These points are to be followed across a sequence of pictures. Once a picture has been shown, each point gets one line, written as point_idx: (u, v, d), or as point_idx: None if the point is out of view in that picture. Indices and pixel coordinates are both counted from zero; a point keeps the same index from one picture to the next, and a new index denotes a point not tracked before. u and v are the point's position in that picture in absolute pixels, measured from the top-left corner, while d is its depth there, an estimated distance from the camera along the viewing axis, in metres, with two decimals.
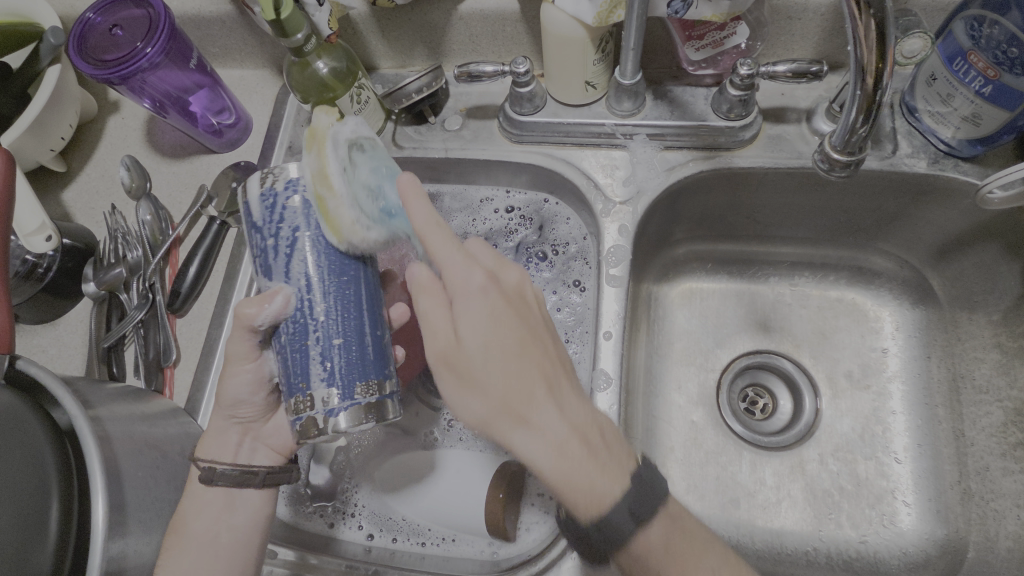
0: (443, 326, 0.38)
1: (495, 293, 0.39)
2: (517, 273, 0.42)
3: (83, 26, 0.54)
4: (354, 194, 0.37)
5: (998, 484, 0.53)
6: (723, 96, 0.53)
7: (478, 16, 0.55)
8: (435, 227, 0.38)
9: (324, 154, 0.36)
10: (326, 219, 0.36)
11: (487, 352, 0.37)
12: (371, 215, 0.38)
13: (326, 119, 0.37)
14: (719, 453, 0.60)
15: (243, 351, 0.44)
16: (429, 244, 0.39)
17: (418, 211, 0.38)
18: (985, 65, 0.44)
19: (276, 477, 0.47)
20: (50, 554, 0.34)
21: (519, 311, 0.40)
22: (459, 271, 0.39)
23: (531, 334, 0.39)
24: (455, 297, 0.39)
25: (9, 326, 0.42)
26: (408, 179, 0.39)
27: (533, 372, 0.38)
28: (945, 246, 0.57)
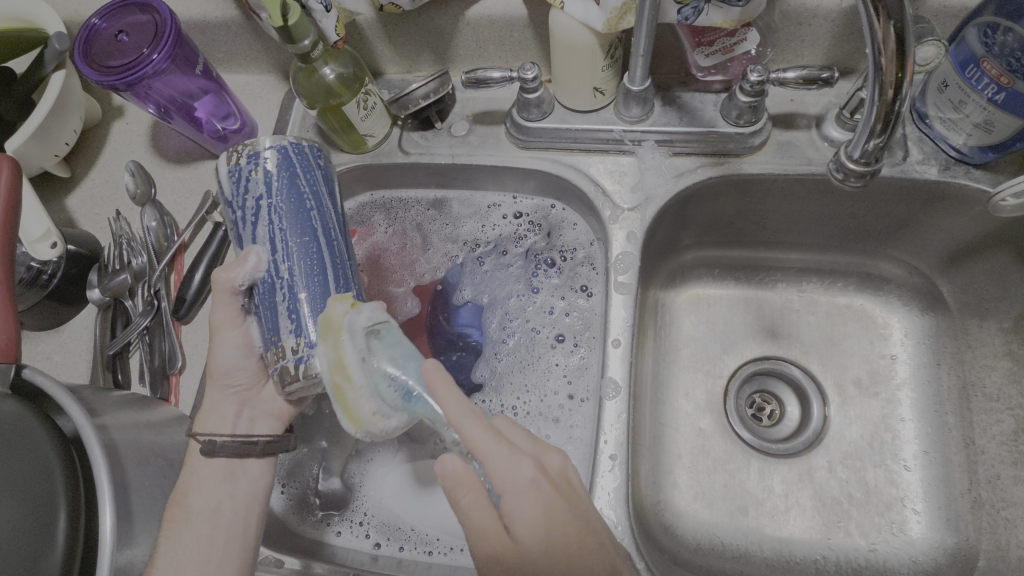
0: (496, 538, 0.36)
1: (550, 489, 0.37)
2: (558, 454, 0.40)
3: (88, 31, 0.54)
4: (372, 384, 0.37)
5: (1009, 492, 0.52)
6: (732, 103, 0.53)
7: (485, 21, 0.55)
8: (473, 423, 0.36)
9: (341, 345, 0.37)
10: (344, 409, 0.37)
11: (532, 487, 0.37)
12: (393, 406, 0.38)
13: (340, 310, 0.39)
14: (727, 461, 0.59)
15: (229, 316, 0.44)
16: (474, 443, 0.36)
17: (449, 400, 0.36)
18: (998, 72, 0.44)
19: (276, 445, 0.46)
20: (59, 565, 0.34)
21: (568, 498, 0.38)
22: (510, 467, 0.37)
23: (583, 527, 0.38)
24: (496, 452, 0.36)
25: (16, 335, 0.41)
26: (434, 368, 0.37)
27: (596, 554, 0.38)
28: (955, 253, 0.57)
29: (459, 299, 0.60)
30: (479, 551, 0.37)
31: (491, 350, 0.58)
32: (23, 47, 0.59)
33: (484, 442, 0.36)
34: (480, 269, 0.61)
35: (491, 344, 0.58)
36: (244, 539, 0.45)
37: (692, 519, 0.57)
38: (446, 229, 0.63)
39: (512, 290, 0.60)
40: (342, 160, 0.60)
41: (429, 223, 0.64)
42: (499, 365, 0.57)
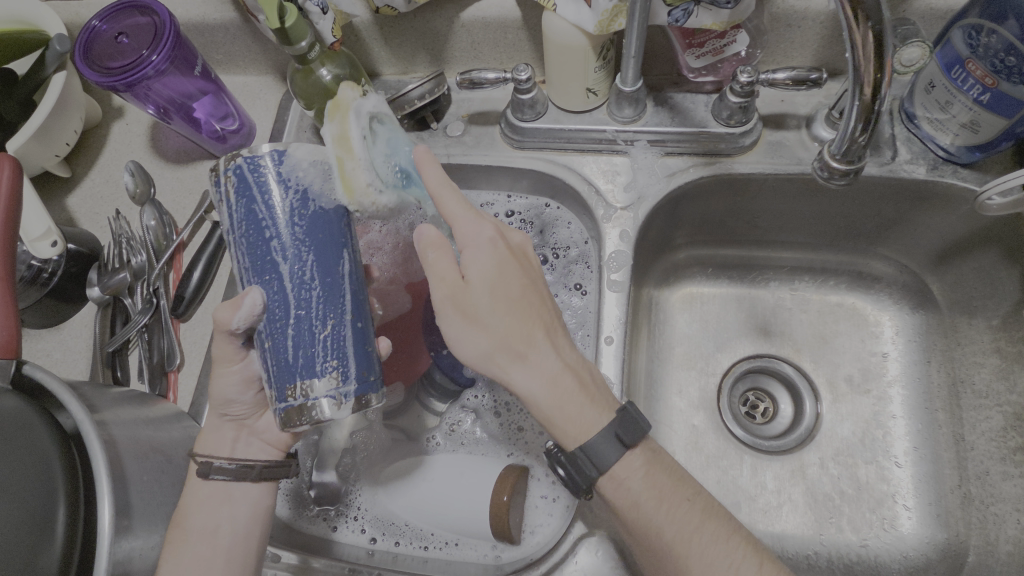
0: (449, 279, 0.41)
1: (503, 248, 0.43)
2: (521, 237, 0.46)
3: (88, 33, 0.55)
4: (371, 160, 0.37)
5: (997, 488, 0.52)
6: (722, 104, 0.54)
7: (480, 23, 0.56)
8: (448, 190, 0.42)
9: (346, 121, 0.37)
10: (342, 175, 0.37)
11: (493, 254, 0.42)
12: (386, 181, 0.39)
13: (351, 92, 0.38)
14: (720, 457, 0.60)
15: (230, 352, 0.45)
16: (443, 204, 0.42)
17: (431, 173, 0.42)
18: (983, 73, 0.45)
19: (273, 471, 0.46)
20: (56, 560, 0.34)
21: (522, 264, 0.44)
22: (472, 225, 0.43)
23: (532, 284, 0.43)
24: (463, 215, 0.43)
25: (16, 331, 0.42)
26: (424, 150, 0.43)
27: (534, 310, 0.42)
28: (944, 251, 0.57)
29: None
30: (438, 292, 0.41)
31: None
32: (28, 49, 0.61)
33: (453, 205, 0.42)
34: None
35: None
36: (246, 554, 0.45)
37: None
38: None
39: None
40: None
41: None
42: None
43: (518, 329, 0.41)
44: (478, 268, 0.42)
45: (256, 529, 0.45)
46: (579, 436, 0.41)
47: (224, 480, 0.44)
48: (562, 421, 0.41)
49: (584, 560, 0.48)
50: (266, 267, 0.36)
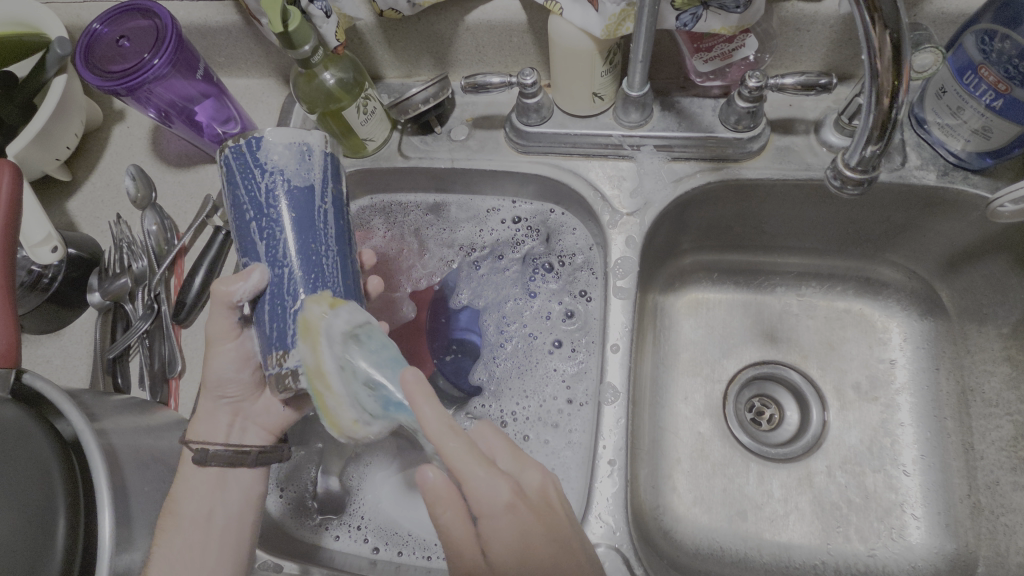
0: (471, 553, 0.37)
1: (524, 509, 0.37)
2: (538, 471, 0.39)
3: (90, 37, 0.54)
4: (350, 392, 0.38)
5: (1008, 498, 0.52)
6: (731, 108, 0.53)
7: (485, 26, 0.55)
8: (446, 431, 0.36)
9: (321, 352, 0.38)
10: (326, 413, 0.38)
11: (504, 500, 0.36)
12: (371, 412, 0.38)
13: (317, 313, 0.38)
14: (726, 465, 0.59)
15: (225, 328, 0.45)
16: (448, 458, 0.36)
17: (425, 411, 0.36)
18: (996, 79, 0.44)
19: (269, 456, 0.45)
20: (56, 573, 0.33)
21: (543, 515, 0.38)
22: (486, 485, 0.36)
23: (552, 522, 0.38)
24: (474, 476, 0.36)
25: (16, 340, 0.41)
26: (413, 378, 0.37)
27: (565, 570, 0.37)
28: (954, 258, 0.57)
29: (457, 302, 0.61)
30: (456, 562, 0.38)
31: (489, 354, 0.58)
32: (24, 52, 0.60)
33: (458, 453, 0.36)
34: (476, 273, 0.61)
35: (489, 347, 0.58)
36: (238, 545, 0.45)
37: (691, 523, 0.57)
38: (444, 234, 0.63)
39: (509, 294, 0.60)
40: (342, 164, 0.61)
41: (427, 228, 0.64)
42: (498, 369, 0.57)
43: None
44: (495, 534, 0.36)
45: (248, 512, 0.46)
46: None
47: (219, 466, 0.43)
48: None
49: None
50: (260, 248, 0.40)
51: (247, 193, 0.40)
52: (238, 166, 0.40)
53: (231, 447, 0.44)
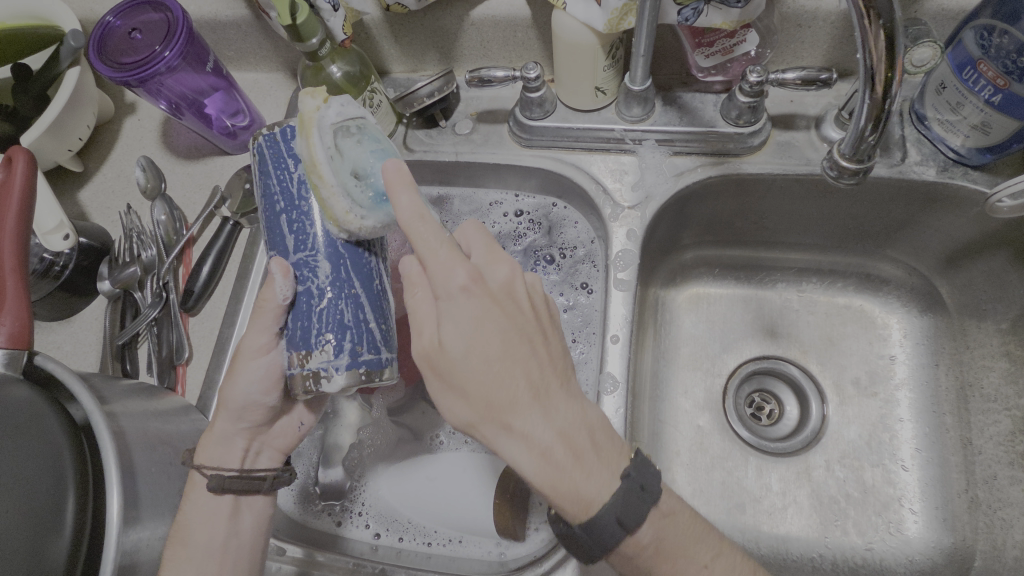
0: (429, 332, 0.38)
1: (482, 293, 0.38)
2: (509, 266, 0.40)
3: (103, 29, 0.55)
4: (340, 176, 0.38)
5: (1005, 493, 0.52)
6: (732, 103, 0.53)
7: (490, 21, 0.56)
8: (416, 220, 0.38)
9: (312, 144, 0.38)
10: (325, 210, 0.39)
11: (460, 282, 0.37)
12: (363, 203, 0.38)
13: (311, 104, 0.38)
14: (725, 458, 0.60)
15: (258, 345, 0.44)
16: (415, 239, 0.38)
17: (402, 199, 0.37)
18: (994, 74, 0.45)
19: (285, 481, 0.48)
20: (65, 554, 0.34)
21: (505, 308, 0.38)
22: (444, 267, 0.38)
23: (520, 331, 0.37)
24: (431, 254, 0.38)
25: (28, 323, 0.42)
26: (394, 166, 0.37)
27: (518, 362, 0.36)
28: (954, 254, 0.57)
29: None
30: (418, 338, 0.38)
31: None
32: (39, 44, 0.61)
33: (409, 208, 0.37)
34: None
35: None
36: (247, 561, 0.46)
37: None
38: (447, 226, 0.64)
39: None
40: None
41: None
42: None
43: (498, 398, 0.36)
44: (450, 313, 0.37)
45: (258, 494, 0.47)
46: (586, 503, 0.36)
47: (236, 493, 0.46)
48: (562, 490, 0.35)
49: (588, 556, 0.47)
50: (289, 241, 0.40)
51: (279, 182, 0.40)
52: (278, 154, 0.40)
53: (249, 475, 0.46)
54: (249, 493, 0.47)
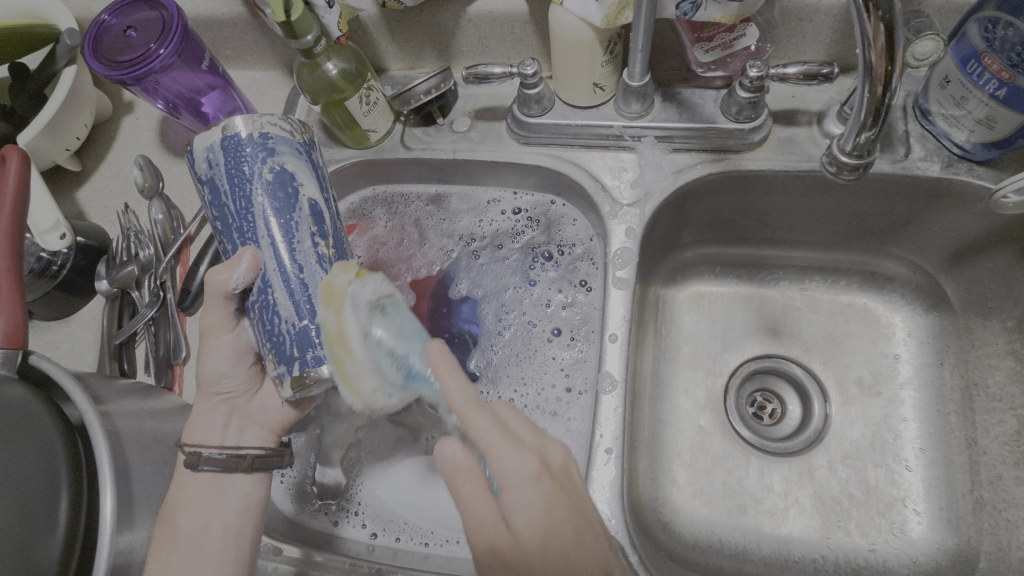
0: (492, 523, 0.35)
1: (549, 482, 0.36)
2: (562, 447, 0.39)
3: (98, 28, 0.55)
4: (372, 360, 0.38)
5: (1011, 493, 0.51)
6: (731, 99, 0.53)
7: (487, 17, 0.56)
8: (474, 405, 0.36)
9: (346, 319, 0.38)
10: (346, 381, 0.38)
11: (532, 470, 0.35)
12: (393, 383, 0.38)
13: (344, 278, 0.40)
14: (726, 459, 0.59)
15: (220, 321, 0.45)
16: (474, 429, 0.35)
17: (449, 381, 0.36)
18: (999, 67, 0.44)
19: (268, 459, 0.47)
20: (56, 556, 0.34)
21: (571, 493, 0.37)
22: (515, 459, 0.35)
23: (585, 519, 0.37)
24: (497, 444, 0.35)
25: (21, 322, 0.42)
26: (438, 349, 0.37)
27: (587, 546, 0.36)
28: (959, 251, 0.56)
29: (457, 293, 0.61)
30: (477, 545, 0.35)
31: (489, 342, 0.58)
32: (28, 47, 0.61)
33: (485, 428, 0.35)
34: (476, 263, 0.62)
35: (488, 337, 0.59)
36: (239, 548, 0.44)
37: (690, 516, 0.57)
38: (445, 225, 0.64)
39: (508, 283, 0.60)
40: (344, 155, 0.61)
41: (428, 219, 0.64)
42: (497, 357, 0.58)
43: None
44: (524, 524, 0.34)
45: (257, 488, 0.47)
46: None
47: (215, 470, 0.45)
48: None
49: None
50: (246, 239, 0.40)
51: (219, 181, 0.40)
52: (202, 161, 0.40)
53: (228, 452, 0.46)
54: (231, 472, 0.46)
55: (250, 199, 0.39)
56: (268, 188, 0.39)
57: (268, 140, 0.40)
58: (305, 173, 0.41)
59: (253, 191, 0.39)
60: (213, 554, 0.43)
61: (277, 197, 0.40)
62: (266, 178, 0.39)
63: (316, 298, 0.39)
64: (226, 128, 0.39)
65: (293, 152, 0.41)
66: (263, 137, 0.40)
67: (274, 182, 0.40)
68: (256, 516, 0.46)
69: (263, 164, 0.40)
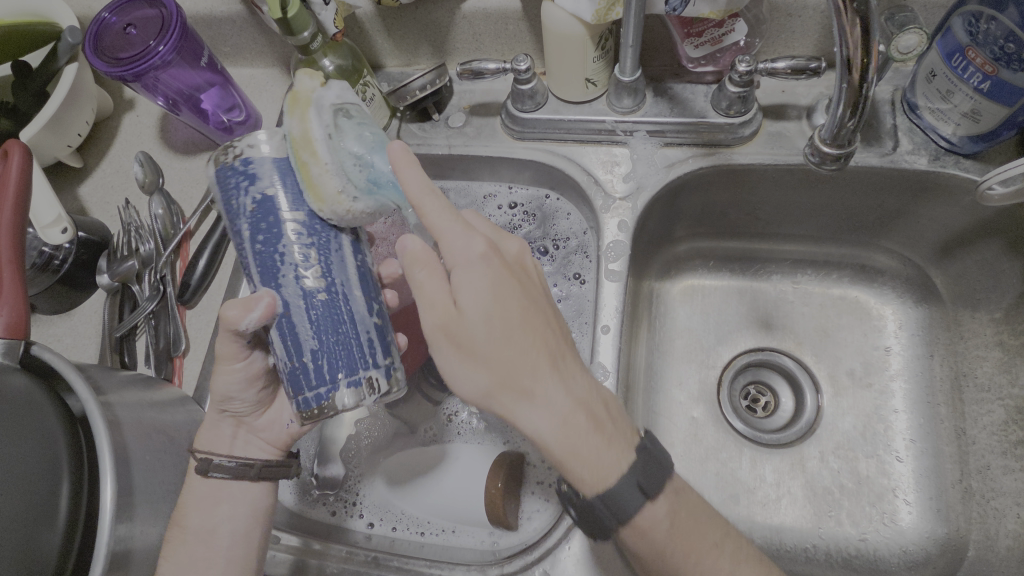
0: (440, 291, 0.38)
1: (494, 260, 0.39)
2: (515, 244, 0.42)
3: (99, 25, 0.56)
4: (337, 162, 0.36)
5: (998, 482, 0.52)
6: (722, 93, 0.54)
7: (481, 14, 0.56)
8: (431, 196, 0.38)
9: (308, 119, 0.36)
10: (310, 186, 0.36)
11: (480, 249, 0.38)
12: (359, 185, 0.37)
13: (309, 83, 0.37)
14: (719, 450, 0.60)
15: (232, 349, 0.44)
16: (426, 215, 0.38)
17: (410, 178, 0.37)
18: (983, 61, 0.44)
19: (274, 470, 0.46)
20: (57, 542, 0.35)
21: (518, 280, 0.40)
22: (461, 237, 0.38)
23: (533, 305, 0.39)
24: (449, 228, 0.38)
25: (24, 313, 0.43)
26: (400, 147, 0.37)
27: (535, 327, 0.38)
28: (948, 243, 0.57)
29: None
30: (429, 312, 0.38)
31: None
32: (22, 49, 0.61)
33: (438, 218, 0.38)
34: None
35: None
36: (247, 553, 0.45)
37: None
38: None
39: None
40: None
41: None
42: None
43: (512, 347, 0.37)
44: (465, 274, 0.38)
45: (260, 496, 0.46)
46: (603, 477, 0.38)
47: (223, 478, 0.45)
48: (579, 462, 0.37)
49: (578, 545, 0.47)
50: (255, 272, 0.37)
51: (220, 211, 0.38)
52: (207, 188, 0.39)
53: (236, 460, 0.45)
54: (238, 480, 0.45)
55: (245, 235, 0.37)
56: (252, 220, 0.36)
57: (251, 168, 0.36)
58: (294, 203, 0.37)
59: (240, 227, 0.37)
60: (220, 553, 0.44)
61: (258, 233, 0.37)
62: (250, 212, 0.36)
63: (305, 343, 0.37)
64: (218, 158, 0.37)
65: (279, 180, 0.37)
66: (247, 165, 0.36)
67: (258, 215, 0.36)
68: (263, 523, 0.46)
69: (247, 194, 0.36)
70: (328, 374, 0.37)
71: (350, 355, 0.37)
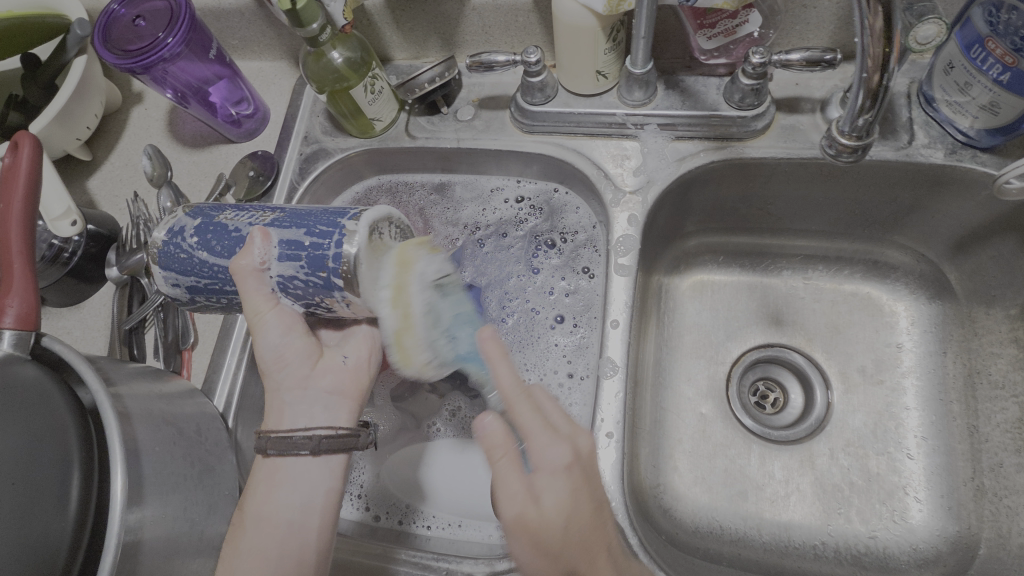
0: (517, 493, 0.38)
1: (577, 470, 0.39)
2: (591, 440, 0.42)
3: (108, 17, 0.56)
4: (429, 338, 0.44)
5: (1012, 480, 0.51)
6: (735, 86, 0.53)
7: (490, 6, 0.56)
8: (519, 392, 0.41)
9: (410, 283, 0.43)
10: (400, 349, 0.43)
11: (561, 459, 0.39)
12: (444, 357, 0.45)
13: (417, 253, 0.44)
14: (727, 446, 0.60)
15: (259, 301, 0.41)
16: (517, 409, 0.40)
17: (500, 367, 0.41)
18: (1003, 52, 0.44)
19: (338, 442, 0.44)
20: (68, 531, 0.35)
21: (593, 479, 0.40)
22: (546, 438, 0.39)
23: (602, 504, 0.40)
24: (535, 427, 0.40)
25: (35, 305, 0.43)
26: (490, 335, 0.42)
27: (601, 536, 0.39)
28: (963, 239, 0.56)
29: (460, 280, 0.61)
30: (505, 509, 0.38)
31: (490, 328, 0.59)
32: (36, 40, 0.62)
33: (528, 416, 0.40)
34: (481, 251, 0.62)
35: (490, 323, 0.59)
36: (303, 551, 0.42)
37: (691, 502, 0.57)
38: (449, 213, 0.64)
39: (511, 271, 0.61)
40: (350, 144, 0.62)
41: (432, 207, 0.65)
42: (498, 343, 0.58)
43: (585, 558, 0.37)
44: (547, 490, 0.38)
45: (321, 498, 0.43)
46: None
47: (285, 454, 0.43)
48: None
49: None
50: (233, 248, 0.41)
51: (191, 271, 0.42)
52: (170, 288, 0.44)
53: (301, 435, 0.43)
54: (295, 454, 0.43)
55: (212, 256, 0.42)
56: (200, 246, 0.42)
57: (176, 226, 0.43)
58: (209, 213, 0.43)
59: (199, 258, 0.42)
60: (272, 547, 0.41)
61: (211, 242, 0.42)
62: (197, 241, 0.42)
63: (295, 235, 0.40)
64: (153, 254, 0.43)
65: (193, 214, 0.44)
66: (178, 230, 0.43)
67: (201, 238, 0.42)
68: (322, 510, 0.43)
69: (185, 240, 0.42)
70: (328, 229, 0.40)
71: (328, 213, 0.41)
